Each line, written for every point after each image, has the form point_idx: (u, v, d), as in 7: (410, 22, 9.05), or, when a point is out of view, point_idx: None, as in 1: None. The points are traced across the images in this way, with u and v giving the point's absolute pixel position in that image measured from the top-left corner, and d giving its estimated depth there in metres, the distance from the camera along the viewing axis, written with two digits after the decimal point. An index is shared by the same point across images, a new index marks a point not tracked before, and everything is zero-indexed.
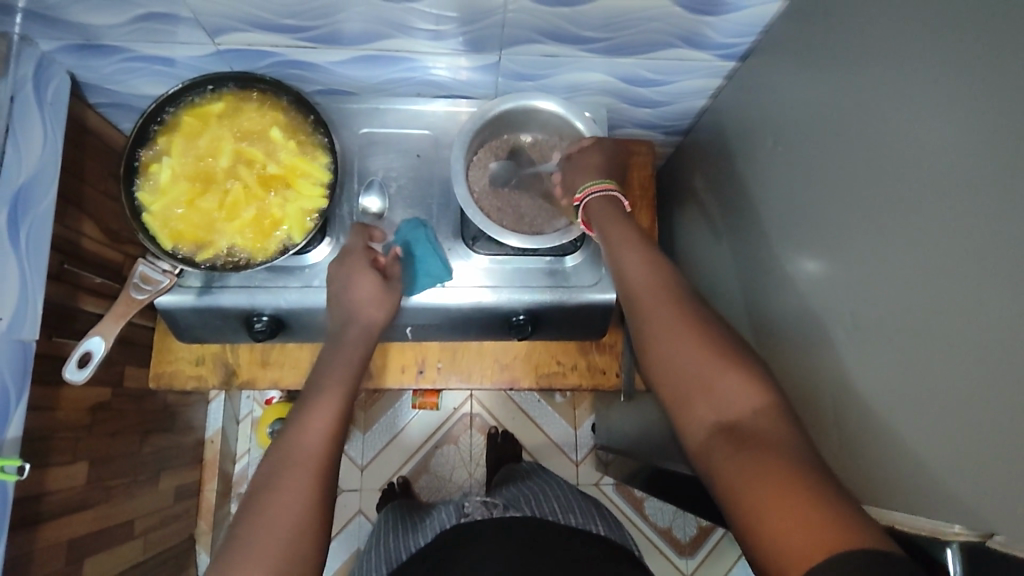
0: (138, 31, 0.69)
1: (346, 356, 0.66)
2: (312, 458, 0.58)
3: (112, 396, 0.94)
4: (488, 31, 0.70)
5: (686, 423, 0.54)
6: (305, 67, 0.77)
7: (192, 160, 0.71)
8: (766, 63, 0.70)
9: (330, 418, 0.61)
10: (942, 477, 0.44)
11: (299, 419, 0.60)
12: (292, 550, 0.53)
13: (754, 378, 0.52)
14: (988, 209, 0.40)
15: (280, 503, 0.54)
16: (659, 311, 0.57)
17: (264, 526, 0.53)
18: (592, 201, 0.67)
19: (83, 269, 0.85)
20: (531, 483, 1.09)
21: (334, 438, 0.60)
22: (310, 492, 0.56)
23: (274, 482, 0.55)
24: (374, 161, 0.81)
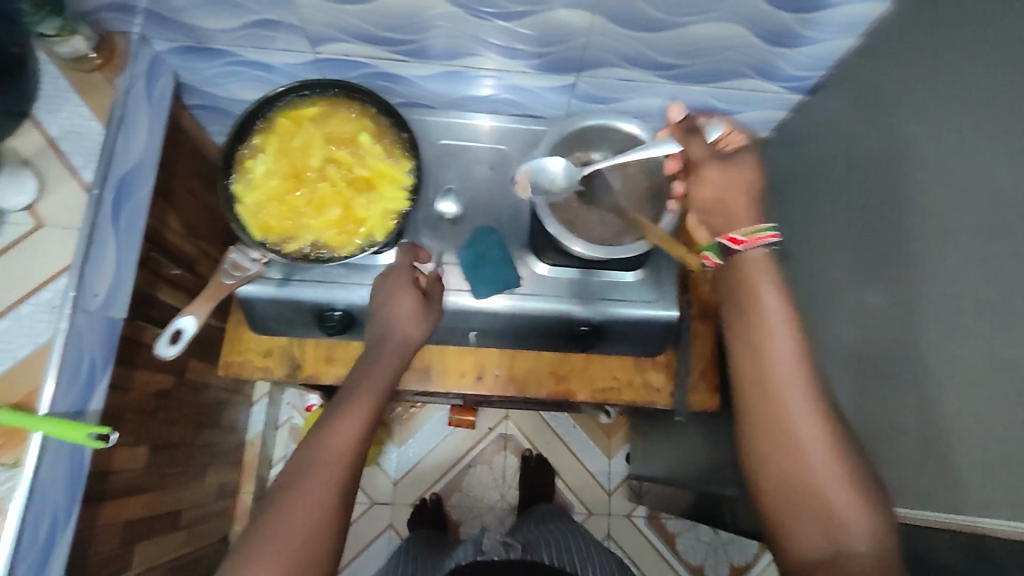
0: (248, 36, 0.74)
1: (382, 369, 0.69)
2: (338, 465, 0.60)
3: (174, 386, 0.96)
4: (572, 53, 0.74)
5: (790, 540, 0.55)
6: (393, 80, 0.81)
7: (285, 160, 0.75)
8: (837, 95, 0.73)
9: (359, 426, 0.63)
10: None
11: (329, 423, 0.62)
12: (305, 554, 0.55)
13: (876, 525, 0.53)
14: None
15: (299, 506, 0.56)
16: (797, 419, 0.56)
17: (280, 529, 0.55)
18: (754, 252, 0.59)
19: (164, 258, 0.89)
20: (556, 525, 1.10)
21: (359, 446, 0.62)
22: (331, 497, 0.58)
23: (296, 484, 0.58)
24: (450, 171, 0.84)
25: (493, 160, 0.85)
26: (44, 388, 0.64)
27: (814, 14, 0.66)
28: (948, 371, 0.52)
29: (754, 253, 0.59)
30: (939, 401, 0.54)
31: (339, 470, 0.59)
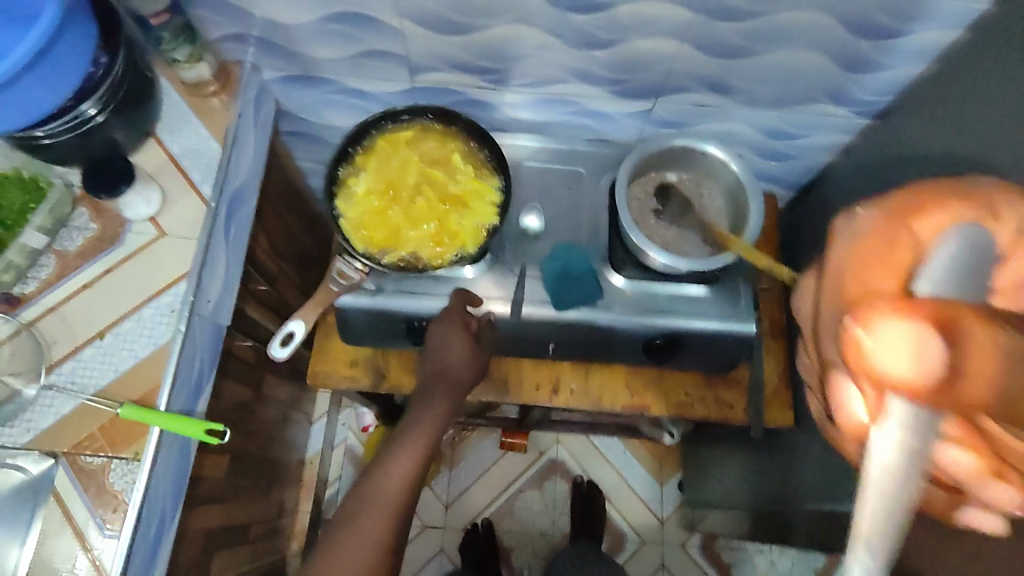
0: (351, 65, 0.80)
1: (432, 411, 0.76)
2: (392, 507, 0.70)
3: (253, 398, 1.00)
4: (652, 80, 0.80)
5: None
6: (478, 106, 0.87)
7: (383, 178, 0.80)
8: (905, 118, 0.77)
9: (410, 470, 0.73)
10: None
11: (385, 465, 0.72)
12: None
13: None
14: None
15: (358, 543, 0.68)
16: None
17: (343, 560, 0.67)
18: None
19: (253, 274, 0.93)
20: None
21: (411, 484, 0.72)
22: (384, 535, 0.69)
23: (355, 520, 0.69)
24: (529, 191, 0.89)
25: (570, 181, 0.89)
26: (164, 384, 0.67)
27: (888, 41, 0.70)
28: None
29: None
30: None
31: (393, 511, 0.70)
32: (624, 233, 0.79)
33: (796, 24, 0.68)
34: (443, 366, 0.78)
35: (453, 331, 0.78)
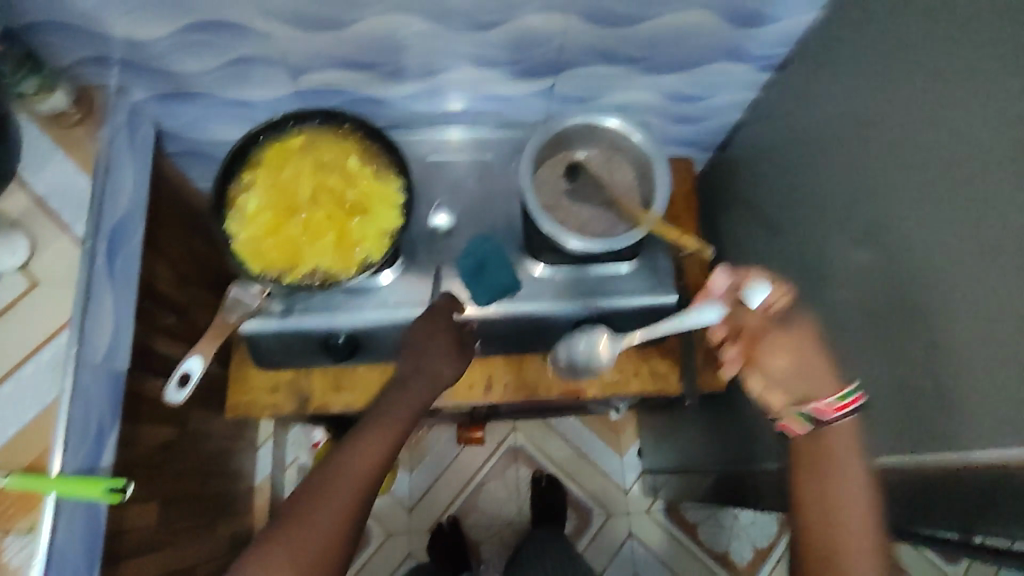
0: (223, 75, 0.74)
1: (403, 399, 0.72)
2: (358, 491, 0.65)
3: (179, 436, 0.94)
4: (545, 57, 0.76)
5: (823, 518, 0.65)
6: (371, 103, 0.82)
7: (275, 192, 0.75)
8: (803, 70, 0.76)
9: (381, 454, 0.67)
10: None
11: (356, 444, 0.67)
12: (314, 562, 0.61)
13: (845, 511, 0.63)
14: None
15: (314, 519, 0.62)
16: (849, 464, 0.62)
17: (295, 533, 0.62)
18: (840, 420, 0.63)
19: (157, 308, 0.87)
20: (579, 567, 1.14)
21: (380, 469, 0.67)
22: (343, 518, 0.64)
23: (315, 499, 0.63)
24: (437, 186, 0.84)
25: (479, 170, 0.85)
26: (52, 448, 0.62)
27: None
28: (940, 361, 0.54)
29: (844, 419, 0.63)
30: None
31: (354, 496, 0.65)
32: (532, 219, 0.76)
33: None
34: (417, 370, 0.73)
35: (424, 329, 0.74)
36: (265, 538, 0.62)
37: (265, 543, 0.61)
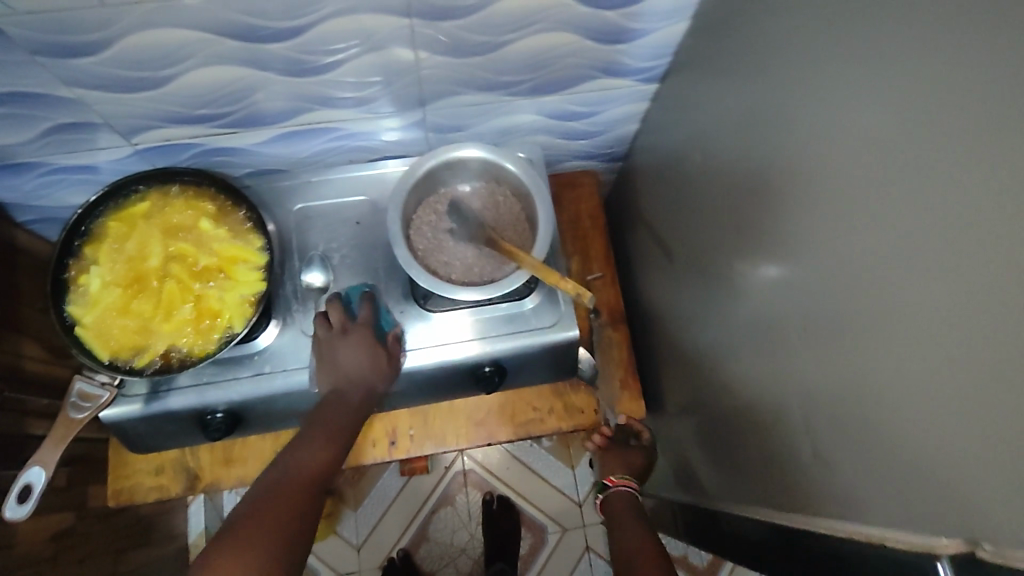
0: (50, 144, 0.67)
1: (339, 403, 0.66)
2: (314, 482, 0.60)
3: (74, 521, 0.88)
4: (408, 90, 0.70)
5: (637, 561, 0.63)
6: (229, 153, 0.76)
7: (123, 267, 0.68)
8: (686, 80, 0.71)
9: (328, 449, 0.63)
10: (922, 486, 0.42)
11: (303, 443, 0.62)
12: (287, 559, 0.53)
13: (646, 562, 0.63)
14: (917, 191, 0.40)
15: (280, 511, 0.55)
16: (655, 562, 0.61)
17: (260, 531, 0.53)
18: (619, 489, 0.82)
19: (27, 393, 0.81)
20: None
21: (330, 467, 0.62)
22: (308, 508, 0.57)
23: (265, 502, 0.56)
24: (314, 234, 0.78)
25: (358, 214, 0.79)
26: None
27: (638, 7, 0.63)
28: (839, 412, 0.50)
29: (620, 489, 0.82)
30: (824, 386, 0.51)
31: (309, 489, 0.59)
32: (406, 269, 0.70)
33: (530, 7, 0.61)
34: (346, 381, 0.68)
35: (348, 344, 0.69)
36: (233, 545, 0.52)
37: (237, 550, 0.51)
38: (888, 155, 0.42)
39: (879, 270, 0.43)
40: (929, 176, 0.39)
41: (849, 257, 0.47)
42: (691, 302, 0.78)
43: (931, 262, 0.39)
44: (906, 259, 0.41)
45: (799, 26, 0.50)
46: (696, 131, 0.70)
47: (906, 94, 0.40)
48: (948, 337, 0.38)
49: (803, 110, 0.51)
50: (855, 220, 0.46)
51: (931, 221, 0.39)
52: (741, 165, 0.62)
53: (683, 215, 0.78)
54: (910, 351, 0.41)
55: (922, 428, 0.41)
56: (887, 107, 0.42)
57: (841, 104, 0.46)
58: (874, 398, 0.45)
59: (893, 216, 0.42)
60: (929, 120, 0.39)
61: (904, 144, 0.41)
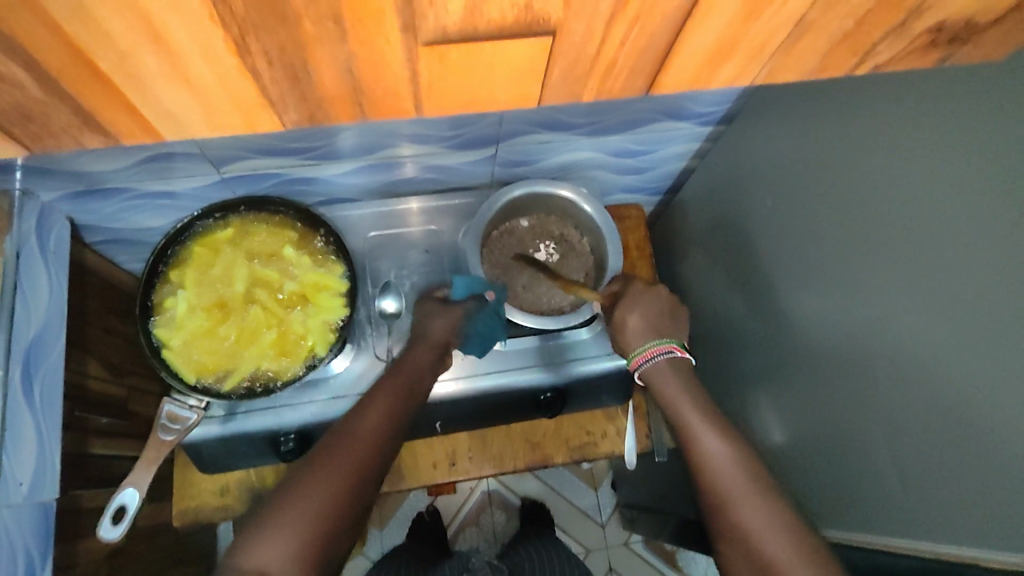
0: (143, 171, 0.69)
1: (398, 382, 0.63)
2: (358, 465, 0.55)
3: (129, 540, 0.89)
4: (485, 129, 0.74)
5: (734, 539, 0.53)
6: (306, 182, 0.78)
7: (208, 290, 0.70)
8: (746, 126, 0.76)
9: (392, 408, 0.61)
10: (1004, 523, 0.44)
11: (362, 404, 0.61)
12: (319, 544, 0.51)
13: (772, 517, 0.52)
14: (997, 249, 0.43)
15: (313, 490, 0.52)
16: (744, 507, 0.53)
17: (305, 494, 0.52)
18: (655, 363, 0.65)
19: (90, 412, 0.81)
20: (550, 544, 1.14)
21: (394, 422, 0.60)
22: (345, 488, 0.53)
23: (320, 458, 0.55)
24: (384, 262, 0.81)
25: (426, 242, 0.82)
26: None
27: None
28: (904, 449, 0.53)
29: (659, 362, 0.65)
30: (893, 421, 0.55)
31: (374, 449, 0.57)
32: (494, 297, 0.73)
33: None
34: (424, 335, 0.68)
35: (446, 314, 0.69)
36: (271, 505, 0.52)
37: (278, 507, 0.51)
38: (952, 216, 0.46)
39: (943, 321, 0.47)
40: (997, 242, 0.43)
41: (912, 304, 0.51)
42: (743, 332, 0.81)
43: (996, 316, 0.43)
44: (973, 314, 0.45)
45: (867, 88, 0.55)
46: (756, 172, 0.74)
47: (978, 161, 0.44)
48: (1006, 388, 0.43)
49: (865, 164, 0.55)
50: (919, 271, 0.50)
51: (999, 279, 0.43)
52: (798, 210, 0.66)
53: (734, 251, 0.82)
54: (970, 394, 0.45)
55: (980, 460, 0.45)
56: (954, 172, 0.46)
57: (908, 164, 0.50)
58: (931, 431, 0.50)
59: (954, 270, 0.46)
60: (1001, 188, 0.43)
61: (976, 209, 0.44)
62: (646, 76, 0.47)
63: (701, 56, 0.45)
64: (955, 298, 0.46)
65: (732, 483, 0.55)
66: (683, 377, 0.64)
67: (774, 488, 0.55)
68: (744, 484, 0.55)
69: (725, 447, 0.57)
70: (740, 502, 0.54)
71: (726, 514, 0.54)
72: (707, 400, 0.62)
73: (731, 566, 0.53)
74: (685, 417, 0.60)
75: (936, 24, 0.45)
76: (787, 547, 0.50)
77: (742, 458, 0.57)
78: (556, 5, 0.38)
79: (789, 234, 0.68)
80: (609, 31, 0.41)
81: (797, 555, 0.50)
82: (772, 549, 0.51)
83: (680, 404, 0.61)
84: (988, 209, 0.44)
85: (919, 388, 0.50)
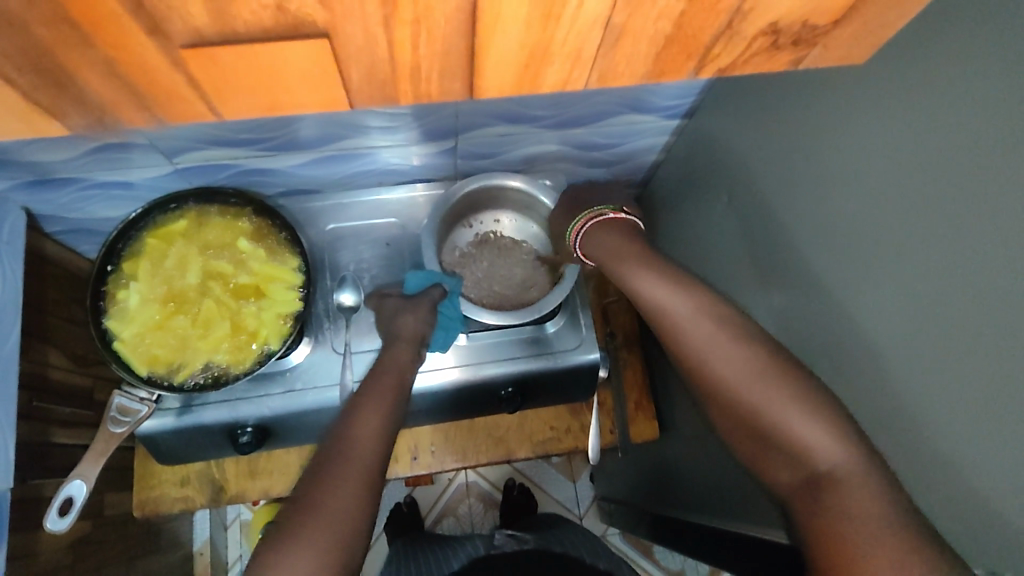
0: (93, 161, 0.69)
1: (386, 382, 0.62)
2: (366, 467, 0.54)
3: (95, 530, 0.89)
4: (444, 121, 0.73)
5: (719, 392, 0.53)
6: (264, 174, 0.78)
7: (161, 282, 0.70)
8: (710, 120, 0.75)
9: (380, 413, 0.58)
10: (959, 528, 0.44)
11: (349, 411, 0.58)
12: (344, 551, 0.49)
13: (749, 353, 0.52)
14: (952, 252, 0.42)
15: (330, 501, 0.50)
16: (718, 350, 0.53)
17: (313, 511, 0.50)
18: (587, 233, 0.64)
19: (54, 402, 0.81)
20: (567, 530, 1.07)
21: (386, 424, 0.58)
22: (359, 494, 0.52)
23: (320, 474, 0.53)
24: (344, 254, 0.81)
25: (388, 235, 0.82)
26: None
27: None
28: None
29: (593, 229, 0.64)
30: None
31: (373, 454, 0.55)
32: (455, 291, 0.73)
33: None
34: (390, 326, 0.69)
35: (413, 311, 0.69)
36: (280, 528, 0.49)
37: (287, 529, 0.49)
38: (908, 215, 0.45)
39: (900, 327, 0.47)
40: (950, 245, 0.42)
41: (872, 306, 0.50)
42: None
43: (949, 323, 0.42)
44: (930, 317, 0.44)
45: (821, 85, 0.53)
46: (721, 166, 0.73)
47: (928, 162, 0.43)
48: (963, 391, 0.42)
49: (824, 163, 0.54)
50: (876, 272, 0.49)
51: (952, 285, 0.42)
52: (760, 208, 0.65)
53: (701, 245, 0.81)
54: (930, 397, 0.45)
55: (936, 466, 0.45)
56: (908, 173, 0.45)
57: (867, 165, 0.49)
58: (885, 433, 0.49)
59: (911, 272, 0.45)
60: (955, 191, 0.41)
61: (927, 213, 0.43)
62: (462, 78, 0.42)
63: (514, 60, 0.40)
64: (911, 301, 0.46)
65: (701, 335, 0.54)
66: (620, 233, 0.62)
67: (730, 317, 0.54)
68: (708, 325, 0.54)
69: (683, 296, 0.56)
70: (718, 358, 0.53)
71: (704, 373, 0.54)
72: (652, 252, 0.60)
73: (720, 416, 0.54)
74: (635, 276, 0.58)
75: (770, 24, 0.41)
76: (763, 378, 0.51)
77: (706, 303, 0.55)
78: (318, 9, 0.33)
79: (751, 230, 0.67)
80: (393, 37, 0.36)
81: (776, 388, 0.50)
82: (755, 397, 0.51)
83: (627, 267, 0.59)
84: (941, 211, 0.42)
85: (879, 388, 0.49)
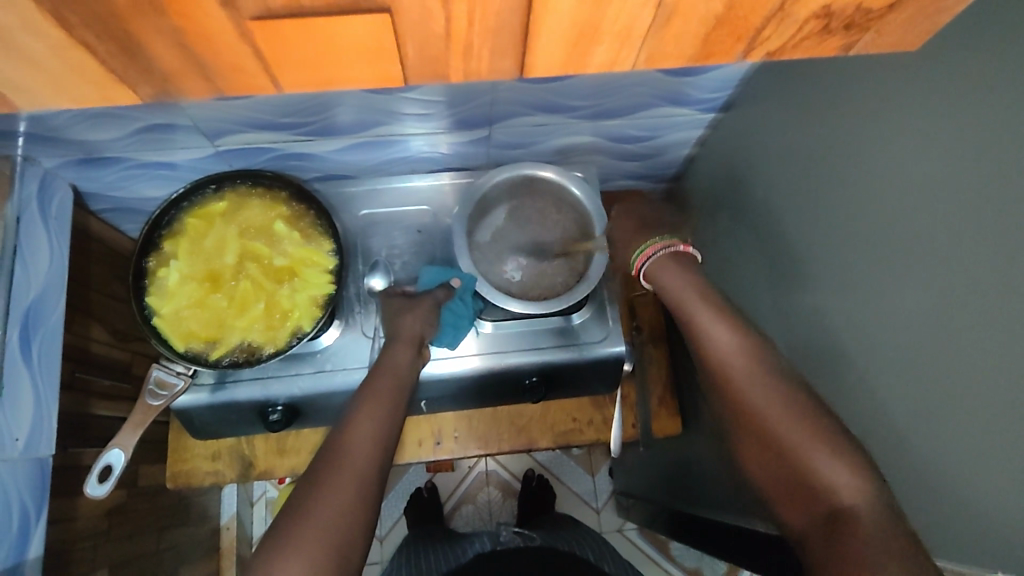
0: (138, 141, 0.71)
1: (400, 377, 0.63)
2: (364, 476, 0.56)
3: (129, 499, 0.91)
4: (479, 109, 0.73)
5: (749, 428, 0.54)
6: (301, 157, 0.79)
7: (201, 262, 0.72)
8: (747, 114, 0.74)
9: (376, 424, 0.59)
10: (995, 529, 0.43)
11: (348, 419, 0.60)
12: (337, 555, 0.51)
13: (788, 399, 0.54)
14: (1002, 248, 0.41)
15: (324, 510, 0.52)
16: (754, 392, 0.55)
17: (310, 518, 0.51)
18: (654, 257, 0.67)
19: (94, 374, 0.84)
20: (573, 530, 1.08)
21: (381, 436, 0.59)
22: (357, 501, 0.54)
23: (319, 480, 0.54)
24: (375, 240, 0.82)
25: (419, 222, 0.83)
26: None
27: None
28: (903, 447, 0.51)
29: (660, 257, 0.67)
30: (875, 420, 0.54)
31: (367, 467, 0.56)
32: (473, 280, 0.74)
33: None
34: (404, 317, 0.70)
35: (414, 311, 0.71)
36: (278, 534, 0.51)
37: (286, 535, 0.50)
38: (956, 209, 0.44)
39: (941, 321, 0.46)
40: (999, 240, 0.41)
41: (912, 302, 0.49)
42: None
43: (992, 320, 0.42)
44: (975, 314, 0.43)
45: (870, 79, 0.53)
46: (756, 161, 0.73)
47: (983, 154, 0.42)
48: (1005, 388, 0.41)
49: (869, 157, 0.53)
50: (920, 269, 0.48)
51: (1000, 281, 0.41)
52: (797, 203, 0.64)
53: (732, 240, 0.80)
54: (972, 395, 0.44)
55: (971, 464, 0.44)
56: (961, 164, 0.44)
57: (913, 158, 0.48)
58: (922, 432, 0.48)
59: (958, 267, 0.44)
60: (1005, 184, 0.40)
61: (977, 206, 0.43)
62: (513, 57, 0.42)
63: (564, 37, 0.40)
64: (952, 297, 0.45)
65: (741, 370, 0.57)
66: (686, 268, 0.66)
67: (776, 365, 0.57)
68: (748, 371, 0.57)
69: (734, 347, 0.58)
70: (752, 386, 0.56)
71: (743, 405, 0.55)
72: (712, 294, 0.63)
73: (745, 453, 0.55)
74: (695, 314, 0.61)
75: (822, 7, 0.40)
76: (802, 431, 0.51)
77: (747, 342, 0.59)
78: None
79: (786, 225, 0.67)
80: (450, 13, 0.37)
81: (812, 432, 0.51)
82: (785, 428, 0.52)
83: (689, 298, 0.63)
84: (992, 205, 0.42)
85: (918, 385, 0.48)
